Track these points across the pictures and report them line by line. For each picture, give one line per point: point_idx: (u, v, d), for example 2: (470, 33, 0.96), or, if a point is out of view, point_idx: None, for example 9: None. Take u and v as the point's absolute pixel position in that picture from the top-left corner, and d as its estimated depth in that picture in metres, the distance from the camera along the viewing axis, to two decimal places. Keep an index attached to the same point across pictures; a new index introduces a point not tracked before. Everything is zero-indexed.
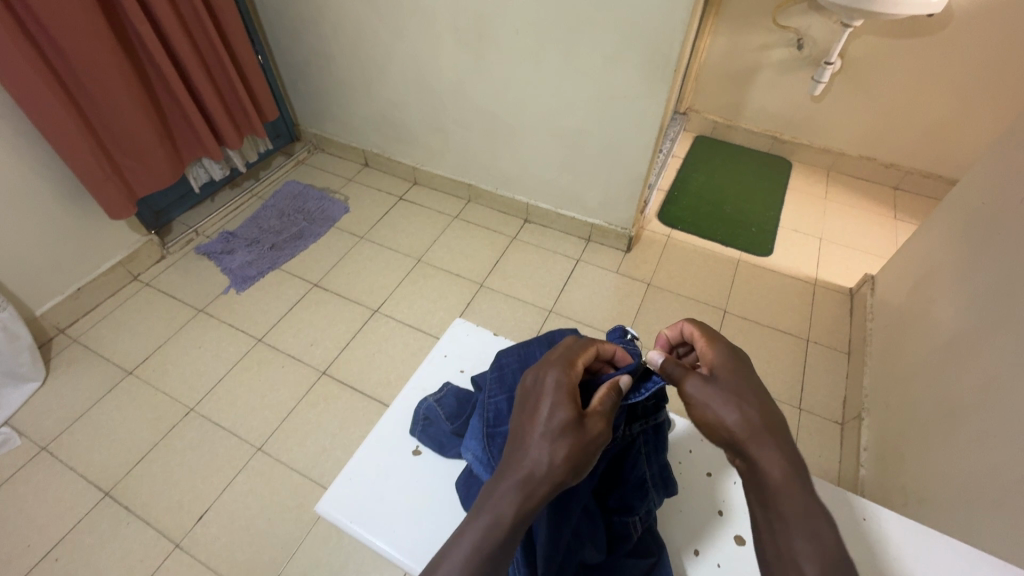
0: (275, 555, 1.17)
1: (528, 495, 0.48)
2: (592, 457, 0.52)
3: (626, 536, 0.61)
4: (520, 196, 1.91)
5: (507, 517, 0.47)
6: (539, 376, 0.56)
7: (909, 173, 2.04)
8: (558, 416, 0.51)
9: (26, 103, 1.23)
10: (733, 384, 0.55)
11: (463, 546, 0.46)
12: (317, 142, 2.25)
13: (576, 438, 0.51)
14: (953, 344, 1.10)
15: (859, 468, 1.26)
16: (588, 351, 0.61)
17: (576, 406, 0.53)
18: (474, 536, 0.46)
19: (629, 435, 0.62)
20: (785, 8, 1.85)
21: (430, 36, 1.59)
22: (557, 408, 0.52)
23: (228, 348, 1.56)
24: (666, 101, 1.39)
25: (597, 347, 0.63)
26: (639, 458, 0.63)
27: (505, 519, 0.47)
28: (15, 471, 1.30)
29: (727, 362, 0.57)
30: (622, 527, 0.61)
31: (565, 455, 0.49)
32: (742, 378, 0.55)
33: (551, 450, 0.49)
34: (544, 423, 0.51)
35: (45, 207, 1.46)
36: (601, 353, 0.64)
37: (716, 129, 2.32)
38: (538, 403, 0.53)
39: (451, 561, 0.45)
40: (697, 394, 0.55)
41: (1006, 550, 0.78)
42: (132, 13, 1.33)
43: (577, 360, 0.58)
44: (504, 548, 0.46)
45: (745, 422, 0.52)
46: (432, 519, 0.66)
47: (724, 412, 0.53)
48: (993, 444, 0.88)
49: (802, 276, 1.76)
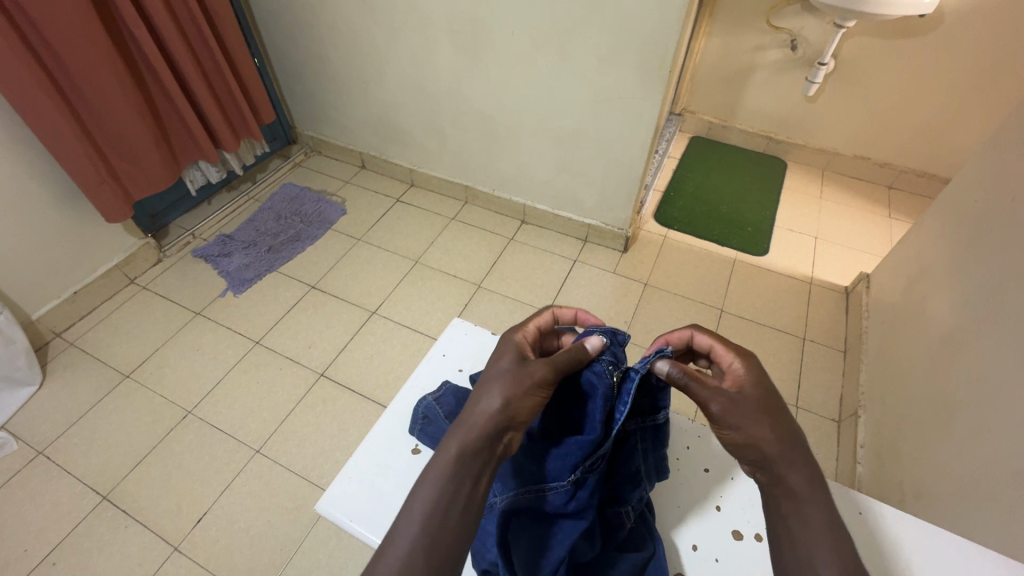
0: (274, 558, 1.17)
1: (467, 432, 0.51)
2: (533, 396, 0.55)
3: (620, 527, 0.61)
4: (517, 197, 1.91)
5: (450, 456, 0.50)
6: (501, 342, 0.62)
7: (903, 172, 2.05)
8: (500, 363, 0.58)
9: (21, 107, 1.23)
10: (760, 402, 0.55)
11: (419, 494, 0.48)
12: (314, 145, 2.25)
13: (513, 377, 0.55)
14: (947, 342, 1.12)
15: (856, 464, 1.27)
16: (544, 317, 0.68)
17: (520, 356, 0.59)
18: (432, 487, 0.48)
19: (623, 431, 0.64)
20: (779, 10, 1.86)
21: (427, 39, 1.60)
22: (500, 360, 0.58)
23: (226, 351, 1.56)
24: (661, 102, 1.40)
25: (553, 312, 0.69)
26: (633, 454, 0.63)
27: (463, 474, 0.49)
28: (12, 476, 1.29)
29: (755, 377, 0.57)
30: (616, 518, 0.62)
31: (502, 397, 0.53)
32: (768, 396, 0.56)
33: (493, 394, 0.54)
34: (489, 372, 0.57)
35: (41, 211, 1.46)
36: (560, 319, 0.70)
37: (712, 130, 2.33)
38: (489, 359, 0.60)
39: (410, 513, 0.47)
40: (723, 413, 0.55)
41: (1001, 544, 0.79)
42: (128, 17, 1.33)
43: (528, 325, 0.65)
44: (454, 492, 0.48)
45: (777, 443, 0.53)
46: None
47: (757, 434, 0.53)
48: (988, 439, 0.89)
49: (798, 275, 1.77)
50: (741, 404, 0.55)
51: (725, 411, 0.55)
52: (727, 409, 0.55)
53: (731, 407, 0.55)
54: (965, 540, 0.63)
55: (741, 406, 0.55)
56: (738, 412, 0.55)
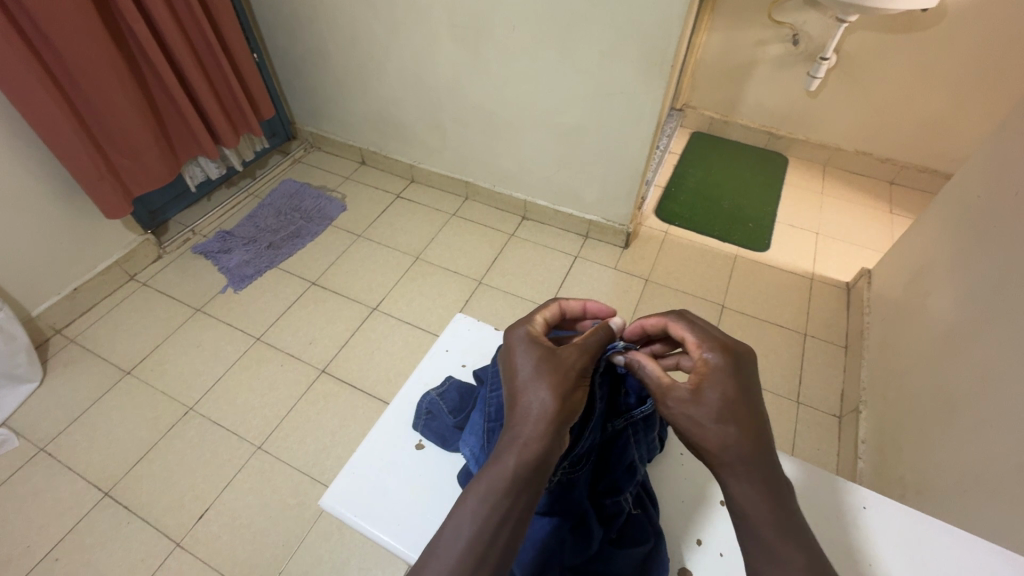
0: (276, 554, 1.17)
1: (526, 443, 0.50)
2: (577, 386, 0.55)
3: (618, 514, 0.61)
4: (518, 193, 1.91)
5: (513, 464, 0.49)
6: (509, 333, 0.60)
7: (904, 168, 2.05)
8: (529, 357, 0.56)
9: (21, 103, 1.23)
10: (720, 408, 0.51)
11: (470, 502, 0.47)
12: (313, 140, 2.24)
13: (554, 370, 0.55)
14: (949, 337, 1.12)
15: (858, 460, 1.27)
16: (551, 309, 0.66)
17: (547, 348, 0.57)
18: (485, 492, 0.48)
19: (614, 428, 0.64)
20: (781, 4, 1.85)
21: (427, 33, 1.59)
22: (530, 355, 0.57)
23: (226, 348, 1.55)
24: (663, 97, 1.39)
25: (561, 306, 0.67)
26: (625, 448, 0.64)
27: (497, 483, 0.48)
28: (13, 472, 1.29)
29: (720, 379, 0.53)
30: (614, 507, 0.62)
31: (550, 392, 0.53)
32: (731, 401, 0.52)
33: (538, 392, 0.53)
34: (524, 368, 0.56)
35: (40, 207, 1.45)
36: (568, 312, 0.69)
37: (713, 125, 2.32)
38: (510, 354, 0.58)
39: (460, 519, 0.47)
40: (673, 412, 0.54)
41: (1004, 540, 0.79)
42: (127, 11, 1.32)
43: (535, 317, 0.64)
44: (512, 500, 0.48)
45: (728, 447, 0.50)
46: (435, 513, 0.66)
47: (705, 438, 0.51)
48: (991, 434, 0.89)
49: (799, 271, 1.77)
50: (698, 410, 0.52)
51: (680, 414, 0.53)
52: (683, 412, 0.53)
53: (685, 412, 0.53)
54: (968, 534, 0.63)
55: (699, 413, 0.52)
56: (693, 417, 0.52)
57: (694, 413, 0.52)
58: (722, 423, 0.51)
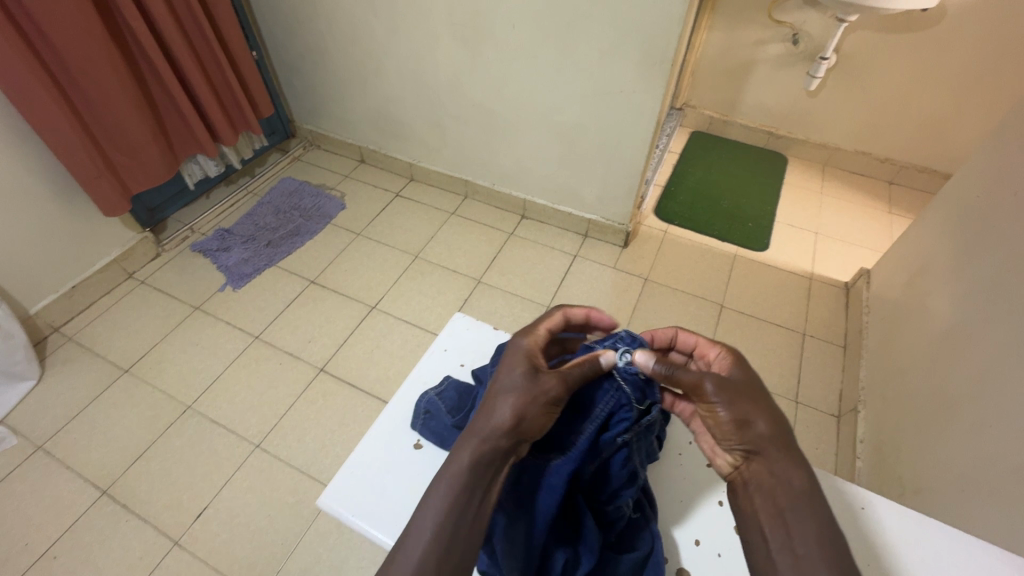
0: (275, 552, 1.17)
1: None
2: (546, 412, 0.56)
3: (619, 519, 0.61)
4: (517, 192, 1.91)
5: (467, 463, 0.52)
6: (512, 342, 0.63)
7: (904, 167, 2.05)
8: (515, 375, 0.57)
9: (20, 101, 1.23)
10: (750, 386, 0.58)
11: (433, 500, 0.50)
12: (313, 139, 2.24)
13: (526, 391, 0.56)
14: (947, 337, 1.12)
15: (856, 460, 1.27)
16: (557, 318, 0.68)
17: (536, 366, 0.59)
18: (445, 491, 0.51)
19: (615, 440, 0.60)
20: (781, 3, 1.85)
21: (427, 31, 1.59)
22: (515, 367, 0.58)
23: (225, 346, 1.55)
24: (662, 96, 1.39)
25: (564, 312, 0.69)
26: (623, 460, 0.60)
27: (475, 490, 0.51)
28: (11, 470, 1.29)
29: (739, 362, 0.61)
30: (615, 513, 0.61)
31: (512, 411, 0.54)
32: (754, 378, 0.59)
33: (502, 408, 0.55)
34: (504, 380, 0.57)
35: (38, 205, 1.45)
36: (572, 319, 0.70)
37: (713, 125, 2.32)
38: (501, 362, 0.60)
39: (425, 514, 0.50)
40: (717, 392, 0.56)
41: (1001, 540, 0.79)
42: (126, 10, 1.32)
43: (539, 326, 0.66)
44: (467, 497, 0.51)
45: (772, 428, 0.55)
46: None
47: (755, 419, 0.55)
48: (988, 434, 0.89)
49: (798, 271, 1.77)
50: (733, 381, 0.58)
51: (721, 390, 0.56)
52: (722, 389, 0.56)
53: (726, 386, 0.56)
54: (966, 534, 0.63)
55: (737, 384, 0.57)
56: (731, 390, 0.56)
57: (733, 386, 0.57)
58: (749, 391, 0.57)
